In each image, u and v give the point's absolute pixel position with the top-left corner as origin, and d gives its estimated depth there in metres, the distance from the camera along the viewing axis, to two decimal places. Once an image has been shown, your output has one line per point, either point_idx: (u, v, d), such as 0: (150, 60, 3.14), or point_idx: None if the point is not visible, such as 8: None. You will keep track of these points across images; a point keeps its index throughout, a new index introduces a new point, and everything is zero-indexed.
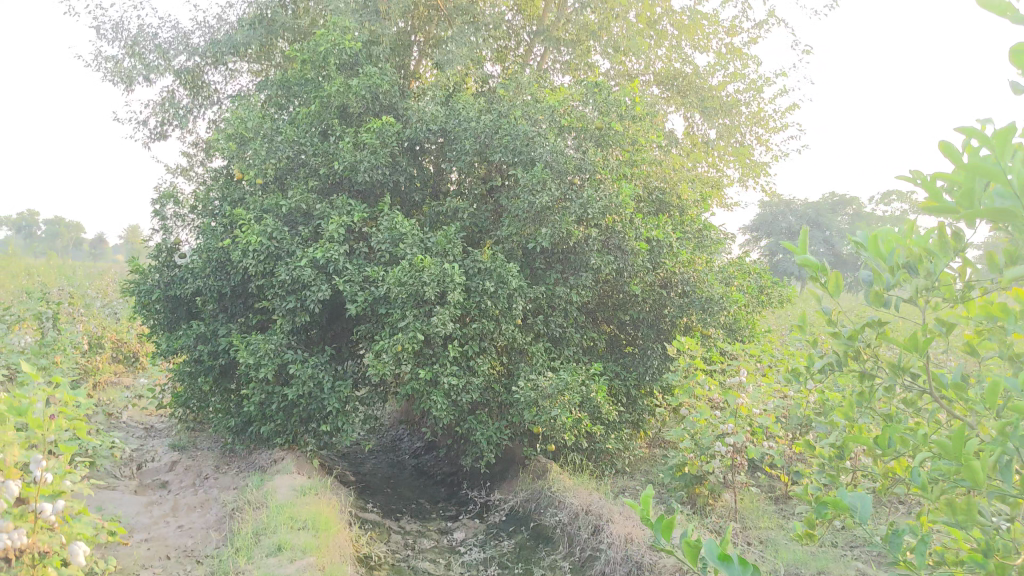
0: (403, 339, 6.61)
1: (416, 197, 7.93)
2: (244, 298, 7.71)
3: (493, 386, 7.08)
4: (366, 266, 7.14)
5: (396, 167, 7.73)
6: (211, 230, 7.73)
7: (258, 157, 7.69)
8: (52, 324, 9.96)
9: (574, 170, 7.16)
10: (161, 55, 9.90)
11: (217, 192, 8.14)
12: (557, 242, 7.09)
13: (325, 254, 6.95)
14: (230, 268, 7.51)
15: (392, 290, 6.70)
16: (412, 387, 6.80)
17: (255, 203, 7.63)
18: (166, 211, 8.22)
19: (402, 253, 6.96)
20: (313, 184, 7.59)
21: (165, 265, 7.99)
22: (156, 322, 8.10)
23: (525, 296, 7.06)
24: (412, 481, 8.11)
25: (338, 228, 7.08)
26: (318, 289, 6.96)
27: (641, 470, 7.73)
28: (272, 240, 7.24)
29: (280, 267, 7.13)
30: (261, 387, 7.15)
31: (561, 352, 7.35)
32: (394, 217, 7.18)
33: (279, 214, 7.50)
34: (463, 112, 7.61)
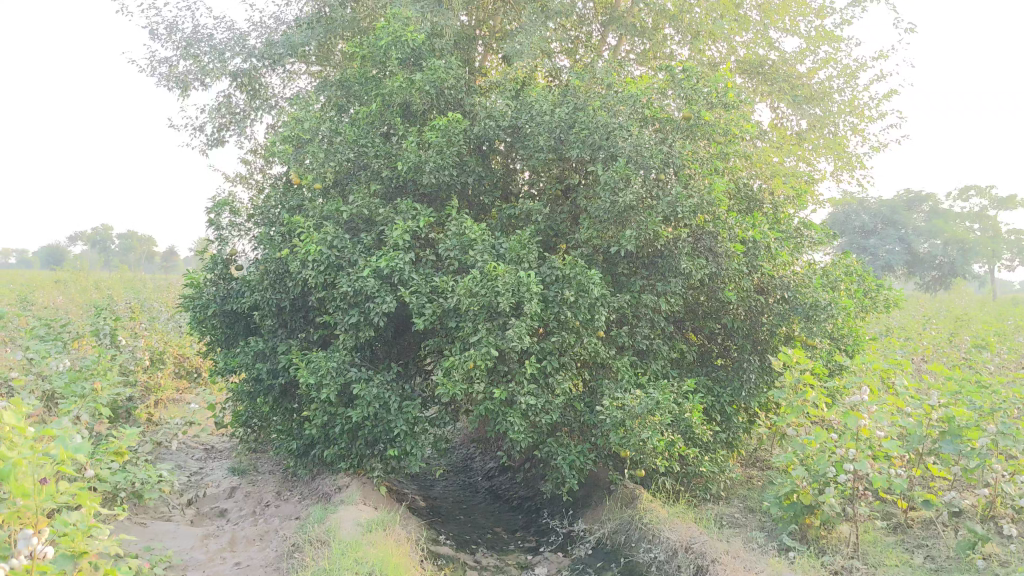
0: (476, 356, 6.01)
1: (485, 199, 7.33)
2: (304, 312, 7.18)
3: (574, 405, 6.43)
4: (433, 276, 6.55)
5: (464, 167, 7.13)
6: (268, 240, 7.23)
7: (315, 160, 7.13)
8: (110, 341, 9.59)
9: (661, 165, 6.48)
10: (217, 57, 9.57)
11: (274, 199, 7.66)
12: (642, 245, 6.43)
13: (390, 263, 6.39)
14: (289, 279, 7.00)
15: (464, 302, 6.10)
16: (486, 408, 6.20)
17: (314, 209, 7.11)
18: (222, 220, 7.67)
19: (473, 261, 6.36)
20: (375, 188, 7.05)
21: (221, 277, 7.52)
22: (214, 338, 7.63)
23: (609, 306, 6.41)
24: (487, 506, 7.51)
25: (403, 235, 6.52)
26: (383, 301, 6.40)
27: (739, 495, 7.01)
28: (333, 249, 6.72)
29: (342, 278, 6.60)
30: (324, 409, 6.62)
31: (649, 366, 6.69)
32: (463, 221, 6.59)
33: (340, 220, 6.97)
34: (537, 106, 6.99)
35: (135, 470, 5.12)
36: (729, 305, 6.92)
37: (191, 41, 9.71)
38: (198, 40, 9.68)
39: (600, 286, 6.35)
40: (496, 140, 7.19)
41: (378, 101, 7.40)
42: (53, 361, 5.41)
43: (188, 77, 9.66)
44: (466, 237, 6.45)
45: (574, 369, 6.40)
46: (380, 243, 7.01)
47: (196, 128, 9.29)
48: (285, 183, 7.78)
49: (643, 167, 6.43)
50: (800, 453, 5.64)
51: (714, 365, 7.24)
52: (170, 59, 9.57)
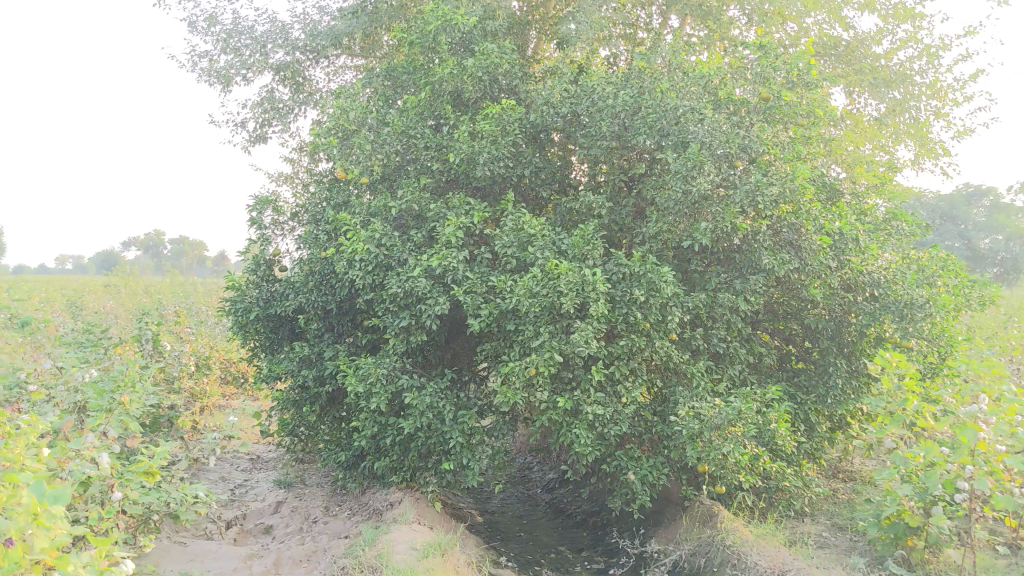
0: (538, 362, 5.51)
1: (544, 193, 6.83)
2: (351, 315, 6.73)
3: (645, 414, 5.90)
4: (489, 275, 6.06)
5: (521, 158, 6.64)
6: (313, 239, 6.80)
7: (362, 153, 6.70)
8: (152, 346, 9.25)
9: (738, 151, 5.93)
10: (258, 50, 9.19)
11: (319, 195, 7.22)
12: (718, 238, 5.88)
13: (443, 262, 5.90)
14: (336, 281, 6.55)
15: (524, 304, 5.60)
16: (549, 419, 5.69)
17: (361, 206, 6.66)
18: (264, 219, 7.22)
19: (532, 258, 5.85)
20: (426, 182, 6.58)
21: (264, 279, 7.07)
22: (258, 343, 7.21)
23: (682, 306, 5.87)
24: (548, 522, 7.01)
25: (457, 232, 6.04)
26: (436, 303, 5.92)
27: (824, 511, 6.43)
28: (382, 247, 6.26)
29: (391, 278, 6.13)
30: (374, 420, 6.16)
31: (725, 371, 6.13)
32: (521, 215, 6.09)
33: (388, 217, 6.52)
34: (599, 90, 6.46)
35: (172, 490, 4.70)
36: (812, 304, 6.33)
37: (232, 33, 9.34)
38: (239, 32, 9.31)
39: (672, 284, 5.80)
40: (555, 128, 6.68)
41: (428, 89, 6.93)
42: (83, 371, 5.02)
43: (229, 71, 9.29)
44: (524, 232, 5.95)
45: (644, 376, 5.86)
46: (432, 240, 6.55)
47: (238, 124, 8.91)
48: (330, 178, 7.35)
49: (718, 152, 5.89)
50: (904, 468, 5.05)
51: (795, 369, 6.66)
52: (211, 53, 9.21)
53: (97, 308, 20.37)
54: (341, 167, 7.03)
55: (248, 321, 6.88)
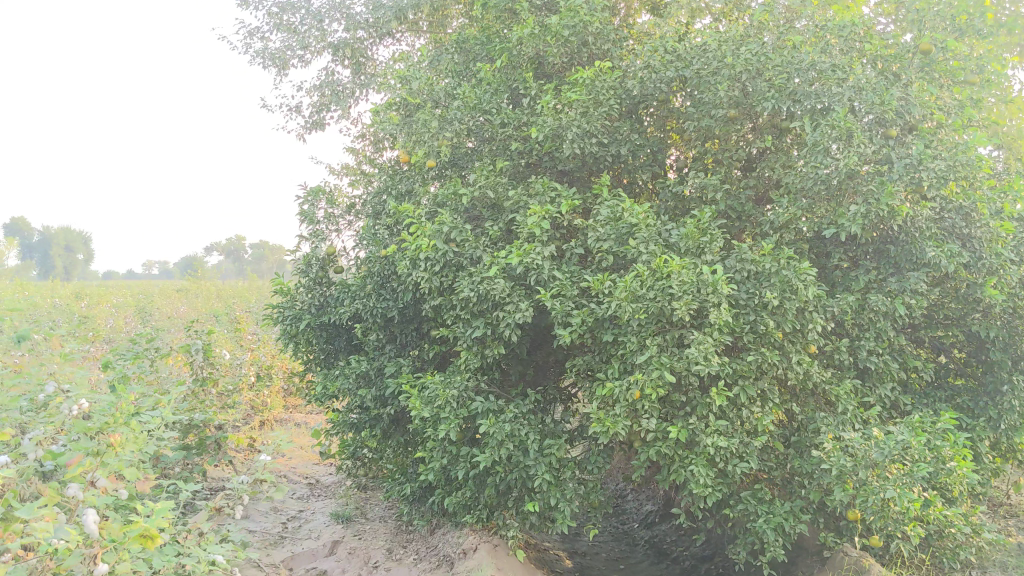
0: (646, 382, 4.39)
1: (642, 175, 5.72)
2: (415, 324, 5.71)
3: (778, 446, 4.74)
4: (581, 274, 4.98)
5: (616, 135, 5.55)
6: (371, 234, 5.80)
7: (429, 131, 5.69)
8: (204, 358, 8.32)
9: (893, 116, 4.75)
10: (316, 28, 8.28)
11: (380, 184, 6.24)
12: (869, 226, 4.71)
13: (525, 258, 4.83)
14: (398, 283, 5.55)
15: (627, 310, 4.48)
16: (659, 453, 4.58)
17: (427, 195, 5.65)
18: (317, 213, 6.20)
19: (636, 253, 4.74)
20: (502, 165, 5.53)
21: (316, 282, 5.98)
22: (310, 356, 6.26)
23: (823, 311, 4.71)
24: (650, 568, 5.90)
25: (542, 222, 4.98)
26: (518, 310, 4.85)
27: (997, 563, 5.19)
28: (451, 243, 5.23)
29: (463, 280, 5.08)
30: (442, 450, 5.13)
31: (876, 391, 4.95)
32: (619, 202, 5.00)
33: (459, 207, 5.48)
34: (711, 48, 5.34)
35: (187, 548, 3.74)
36: (982, 307, 5.10)
37: (286, 8, 8.42)
38: (294, 7, 8.39)
39: (811, 284, 4.65)
40: (656, 98, 5.57)
41: (503, 55, 5.89)
42: (83, 397, 4.05)
43: (284, 52, 8.39)
44: (625, 222, 4.84)
45: (776, 398, 4.71)
46: (511, 235, 5.50)
47: (292, 109, 7.99)
48: (390, 164, 6.35)
49: (868, 120, 4.80)
50: None
51: (955, 387, 5.42)
52: (262, 31, 8.31)
53: (163, 312, 19.86)
54: (404, 151, 6.04)
55: (296, 331, 5.89)
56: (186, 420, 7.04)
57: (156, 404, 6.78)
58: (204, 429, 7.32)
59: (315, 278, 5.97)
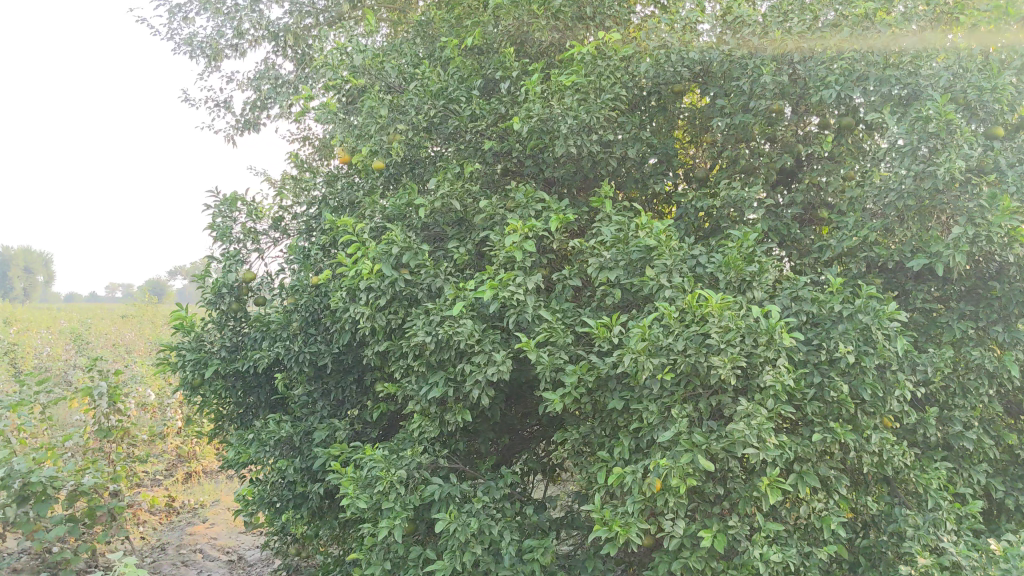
0: (673, 472, 3.07)
1: (652, 185, 4.45)
2: (355, 374, 4.35)
3: (845, 556, 3.44)
4: (577, 314, 3.67)
5: (623, 131, 4.29)
6: (300, 255, 4.47)
7: (378, 124, 4.37)
8: (109, 404, 6.86)
9: (1004, 109, 3.53)
10: (253, 11, 6.96)
11: (316, 193, 4.90)
12: (973, 255, 3.48)
13: (501, 291, 3.51)
14: (331, 322, 4.20)
15: (645, 367, 3.17)
16: (687, 568, 3.25)
17: (374, 205, 4.34)
18: (233, 231, 4.77)
19: (655, 286, 3.45)
20: (471, 168, 4.22)
21: (228, 317, 4.61)
22: (220, 411, 4.86)
23: (909, 371, 3.45)
24: None
25: (525, 243, 3.67)
26: (492, 362, 3.53)
27: None
28: (402, 269, 3.90)
29: (416, 320, 3.75)
30: (384, 549, 3.75)
31: (970, 477, 3.69)
32: (631, 218, 3.71)
33: (415, 220, 4.16)
34: (750, 22, 4.13)
35: None
36: None
37: None
38: None
39: (895, 332, 3.39)
40: (674, 86, 4.31)
41: (476, 31, 4.60)
42: None
43: (214, 39, 7.04)
44: (638, 245, 3.55)
45: (844, 489, 3.42)
46: (482, 260, 4.19)
47: (220, 106, 6.63)
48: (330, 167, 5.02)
49: (969, 115, 3.58)
50: None
51: None
52: (188, 12, 6.95)
53: (98, 338, 18.26)
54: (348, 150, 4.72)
55: (198, 380, 4.50)
56: (70, 487, 5.59)
57: (29, 466, 5.31)
58: (95, 496, 5.86)
59: (227, 308, 4.60)
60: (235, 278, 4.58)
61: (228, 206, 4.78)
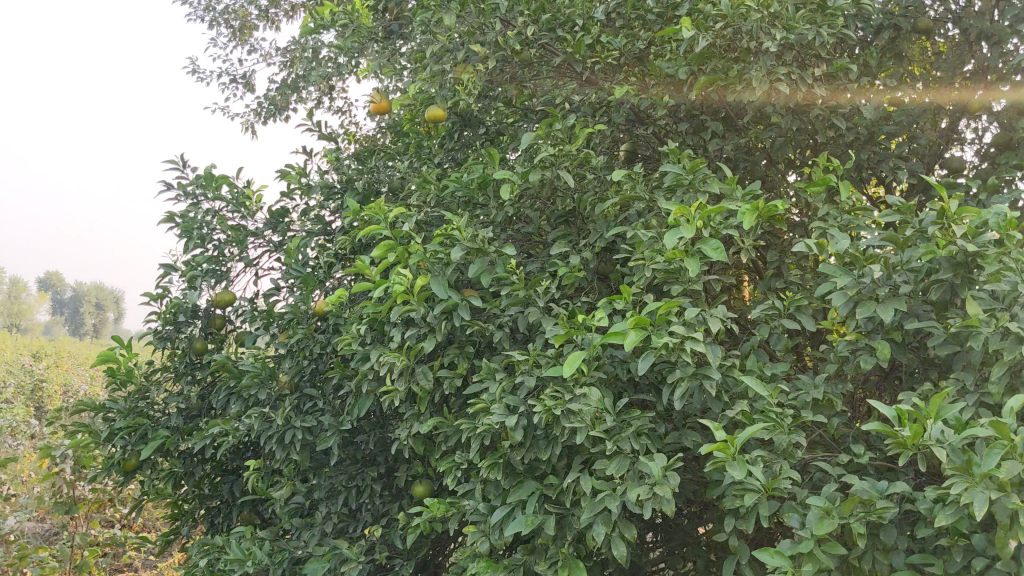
0: None
1: (892, 172, 2.65)
2: (379, 466, 2.59)
3: None
4: (804, 389, 1.87)
5: (849, 74, 2.52)
6: (300, 268, 2.75)
7: (437, 59, 2.67)
8: (75, 471, 5.18)
9: None
10: None
11: (340, 156, 3.11)
12: None
13: (665, 337, 1.75)
14: (341, 379, 2.47)
15: (1020, 521, 1.35)
16: None
17: (427, 185, 2.62)
18: (208, 232, 3.07)
19: (995, 336, 1.64)
20: (592, 128, 2.49)
21: (187, 362, 2.92)
22: (179, 507, 3.14)
23: None
24: None
25: (708, 244, 1.91)
26: (636, 477, 1.74)
27: None
28: (465, 293, 2.16)
29: (490, 385, 2.00)
30: None
31: None
32: (914, 205, 1.91)
33: (493, 208, 2.43)
34: None
35: None
36: None
37: None
38: None
39: None
40: None
41: None
42: None
43: (246, 7, 5.50)
44: (941, 254, 1.76)
45: None
46: (604, 284, 2.43)
47: (241, 83, 5.04)
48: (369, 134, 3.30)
49: None
50: None
51: None
52: None
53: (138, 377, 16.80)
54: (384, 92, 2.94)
55: (130, 463, 2.79)
56: None
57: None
58: None
59: (185, 346, 2.91)
60: (201, 301, 2.94)
61: (204, 185, 3.06)
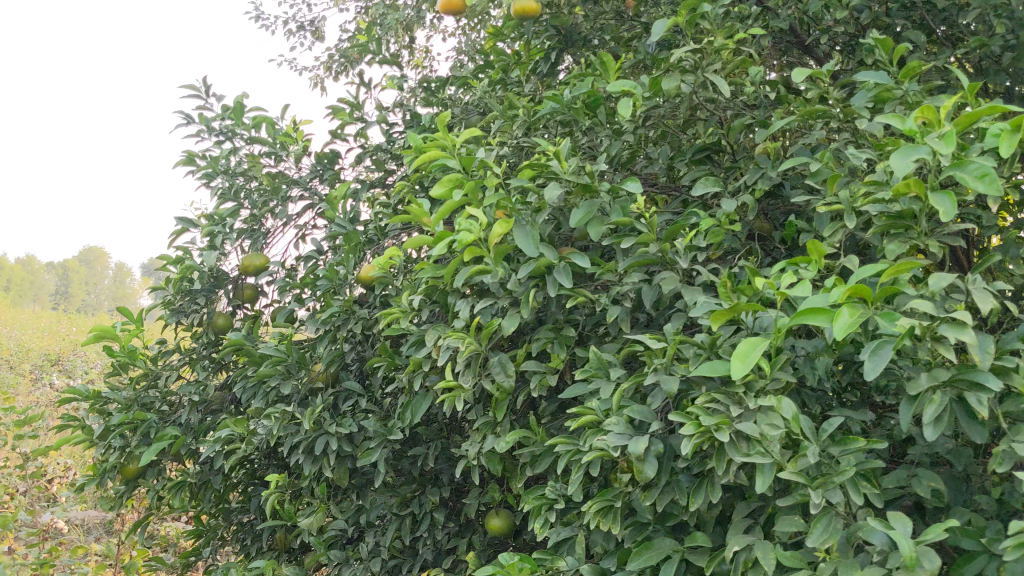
0: None
1: None
2: (443, 490, 1.91)
3: None
4: None
5: None
6: (345, 223, 2.08)
7: None
8: None
9: None
10: None
11: (405, 87, 2.45)
12: None
13: (909, 319, 1.03)
14: (391, 371, 1.80)
15: None
16: None
17: (515, 112, 1.92)
18: (239, 180, 2.45)
19: None
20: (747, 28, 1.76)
21: (208, 341, 2.31)
22: (200, 520, 2.53)
23: None
24: None
25: (963, 170, 1.17)
26: (858, 553, 1.02)
27: None
28: (566, 250, 1.48)
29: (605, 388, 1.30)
30: None
31: None
32: None
33: (605, 137, 1.73)
34: None
35: None
36: None
37: None
38: None
39: None
40: None
41: None
42: None
43: None
44: None
45: None
46: (767, 245, 1.68)
47: (309, 31, 4.43)
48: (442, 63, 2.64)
49: None
50: None
51: None
52: None
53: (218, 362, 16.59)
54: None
55: (129, 469, 2.20)
56: None
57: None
58: None
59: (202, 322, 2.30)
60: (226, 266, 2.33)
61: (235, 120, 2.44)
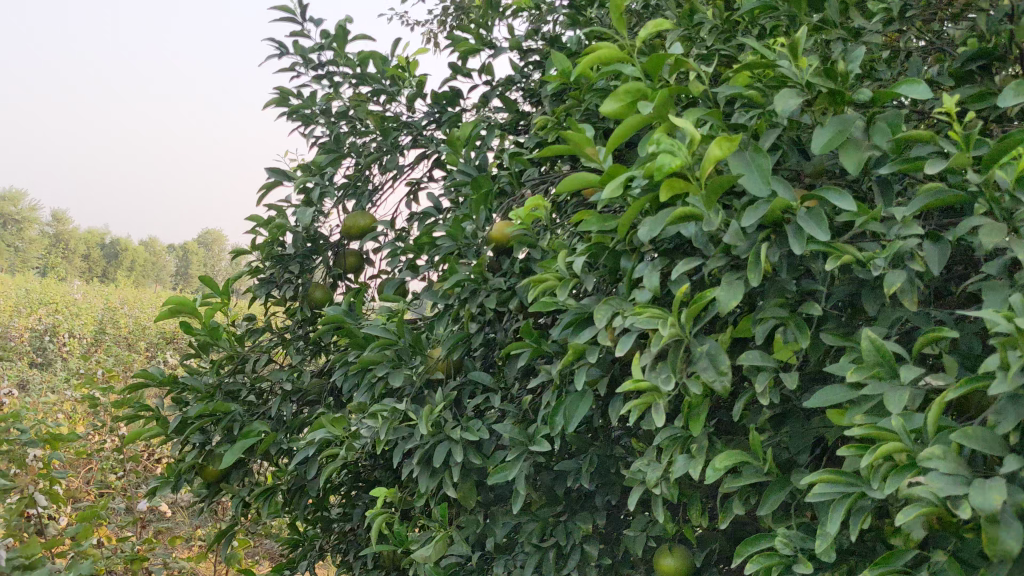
0: None
1: None
2: (599, 515, 1.47)
3: None
4: None
5: None
6: (471, 169, 1.66)
7: None
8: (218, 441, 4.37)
9: None
10: None
11: (541, 11, 2.01)
12: None
13: None
14: (536, 360, 1.37)
15: None
16: None
17: (698, 20, 1.46)
18: (343, 123, 2.06)
19: None
20: None
21: (306, 318, 1.93)
22: (297, 528, 2.16)
23: None
24: None
25: None
26: None
27: None
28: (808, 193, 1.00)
29: (896, 396, 0.84)
30: None
31: None
32: None
33: (836, 43, 1.25)
34: None
35: None
36: None
37: None
38: None
39: None
40: None
41: None
42: None
43: None
44: None
45: None
46: None
47: None
48: None
49: None
50: None
51: None
52: None
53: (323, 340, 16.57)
54: None
55: (210, 471, 1.81)
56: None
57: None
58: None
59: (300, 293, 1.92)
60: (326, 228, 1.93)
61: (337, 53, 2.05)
